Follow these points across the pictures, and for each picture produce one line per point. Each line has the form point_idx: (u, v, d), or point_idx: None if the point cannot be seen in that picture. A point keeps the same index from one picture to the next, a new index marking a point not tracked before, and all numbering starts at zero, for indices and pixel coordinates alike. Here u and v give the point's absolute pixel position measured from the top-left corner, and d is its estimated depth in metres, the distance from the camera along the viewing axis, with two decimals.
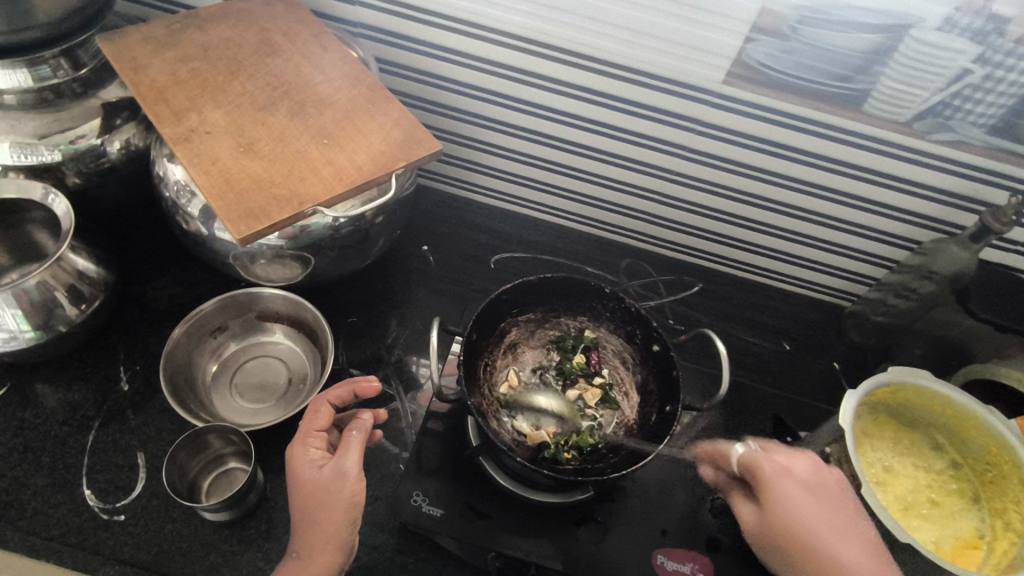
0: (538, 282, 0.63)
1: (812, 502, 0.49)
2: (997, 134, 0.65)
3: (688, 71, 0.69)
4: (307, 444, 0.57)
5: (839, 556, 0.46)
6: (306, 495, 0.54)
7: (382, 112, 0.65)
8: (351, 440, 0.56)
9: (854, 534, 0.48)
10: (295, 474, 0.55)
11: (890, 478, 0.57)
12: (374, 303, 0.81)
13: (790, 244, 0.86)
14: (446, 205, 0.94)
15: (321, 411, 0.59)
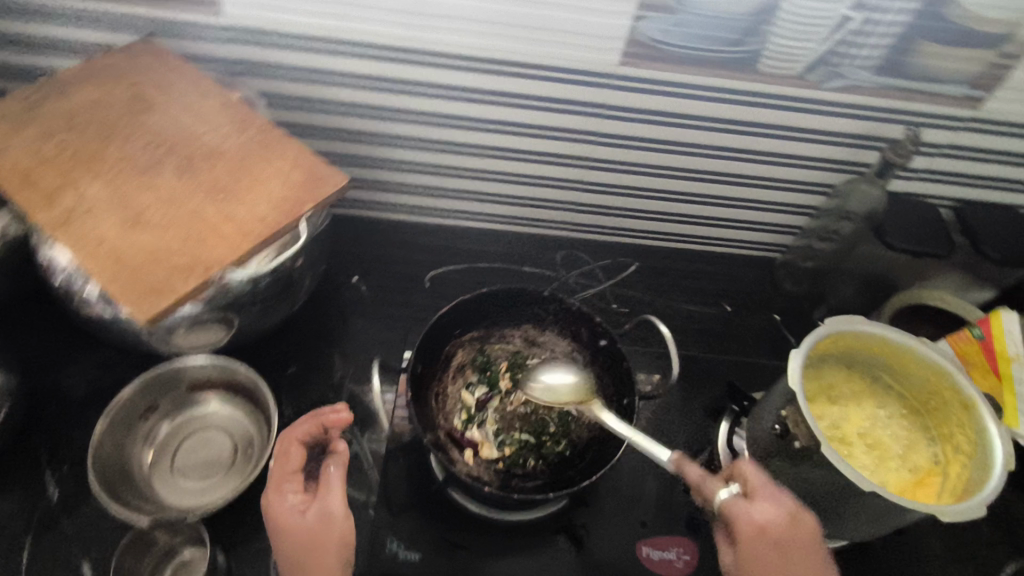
0: (475, 297, 0.61)
1: (782, 566, 0.45)
2: (884, 74, 0.68)
3: (586, 58, 0.68)
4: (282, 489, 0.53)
5: None
6: (292, 542, 0.51)
7: (278, 154, 0.61)
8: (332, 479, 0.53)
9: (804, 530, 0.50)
10: (275, 523, 0.52)
11: (841, 427, 0.58)
12: (313, 347, 0.77)
13: (715, 209, 0.88)
14: (365, 228, 0.88)
15: (294, 452, 0.55)
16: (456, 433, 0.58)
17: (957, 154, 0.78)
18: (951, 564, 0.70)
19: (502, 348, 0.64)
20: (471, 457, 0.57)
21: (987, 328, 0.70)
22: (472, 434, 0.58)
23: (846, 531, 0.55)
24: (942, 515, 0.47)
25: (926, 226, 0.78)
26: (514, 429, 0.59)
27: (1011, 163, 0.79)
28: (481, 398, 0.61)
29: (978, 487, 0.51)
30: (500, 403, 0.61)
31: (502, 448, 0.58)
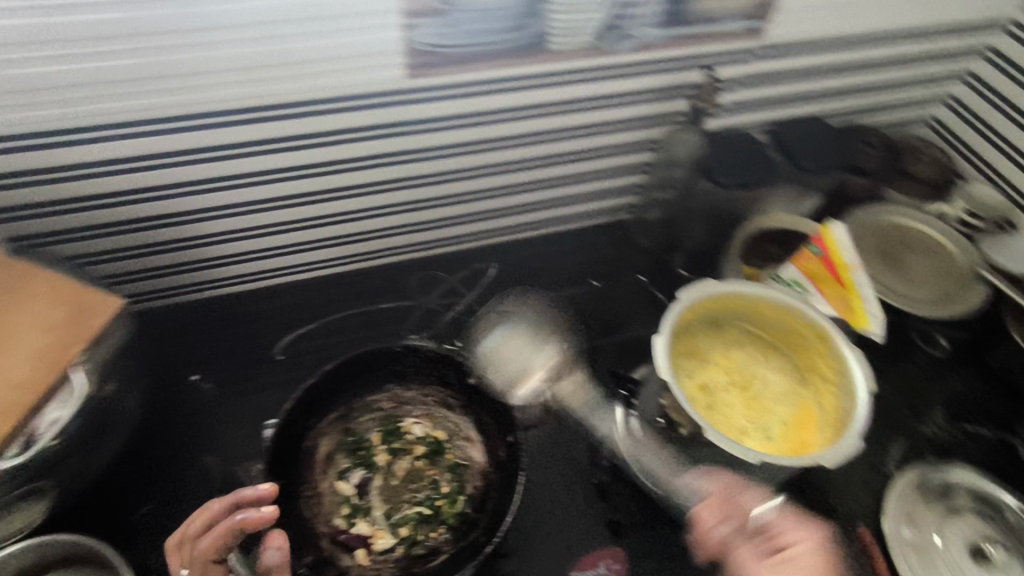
0: (320, 376, 0.55)
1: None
2: (671, 26, 0.69)
3: (372, 79, 0.63)
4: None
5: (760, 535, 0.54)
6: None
7: (27, 305, 0.55)
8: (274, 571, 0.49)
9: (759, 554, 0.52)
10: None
11: (723, 394, 0.59)
12: (165, 474, 0.65)
13: (555, 190, 0.86)
14: (183, 315, 0.76)
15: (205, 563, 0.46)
16: (342, 533, 0.52)
17: (757, 84, 0.81)
18: (850, 466, 0.74)
19: (370, 418, 0.58)
20: (365, 555, 0.52)
21: (825, 244, 0.73)
22: (359, 528, 0.53)
23: (750, 490, 0.57)
24: (826, 462, 0.48)
25: (751, 156, 0.81)
26: (406, 504, 0.55)
27: (803, 80, 0.83)
28: (360, 482, 0.55)
29: (850, 417, 0.54)
30: (384, 481, 0.55)
31: (397, 530, 0.53)
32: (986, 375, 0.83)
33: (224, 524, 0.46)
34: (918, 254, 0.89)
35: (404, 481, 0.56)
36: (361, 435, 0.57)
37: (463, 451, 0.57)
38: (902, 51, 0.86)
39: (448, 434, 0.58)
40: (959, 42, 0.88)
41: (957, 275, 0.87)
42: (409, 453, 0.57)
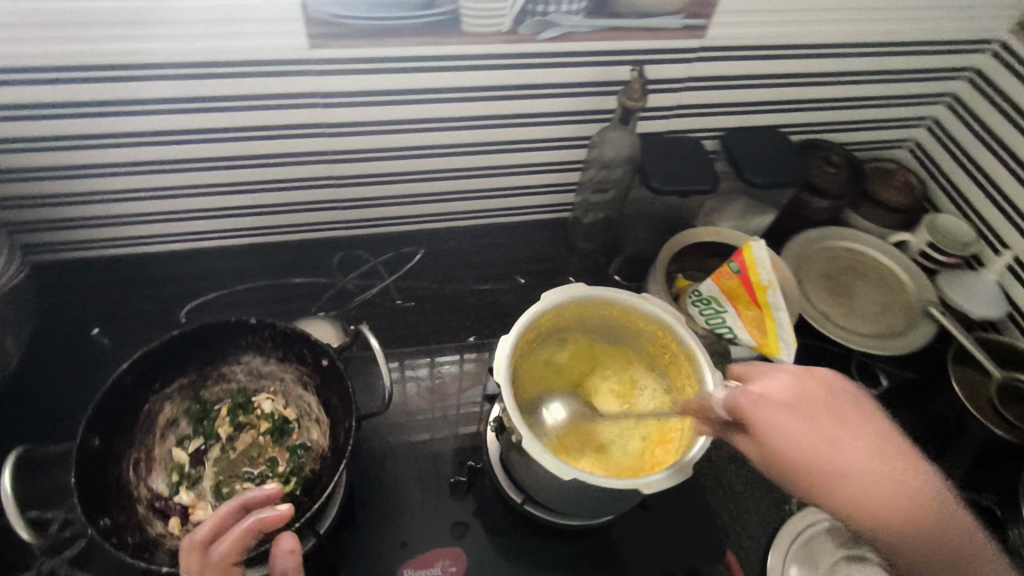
0: (164, 342, 0.54)
1: (818, 412, 0.43)
2: (597, 15, 0.63)
3: (268, 47, 0.59)
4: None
5: (835, 463, 0.40)
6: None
7: None
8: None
9: (843, 435, 0.42)
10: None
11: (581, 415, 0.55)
12: (44, 419, 0.68)
13: (486, 179, 0.82)
14: (89, 271, 0.78)
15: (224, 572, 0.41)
16: (163, 500, 0.53)
17: (701, 86, 0.75)
18: (749, 499, 0.69)
19: (222, 390, 0.60)
20: (180, 525, 0.52)
21: (743, 260, 0.67)
22: (181, 497, 0.54)
23: (591, 510, 0.54)
24: (648, 487, 0.45)
25: (690, 163, 0.77)
26: (237, 480, 0.56)
27: (753, 86, 0.78)
28: (195, 451, 0.57)
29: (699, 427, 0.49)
30: (221, 453, 0.57)
31: (220, 504, 0.54)
32: (921, 419, 0.78)
33: (244, 525, 0.42)
34: (869, 282, 0.84)
35: (242, 456, 0.57)
36: (208, 407, 0.59)
37: (308, 433, 0.59)
38: (871, 63, 0.79)
39: (297, 415, 0.60)
40: (941, 58, 0.81)
41: (908, 308, 0.81)
42: (254, 429, 0.59)
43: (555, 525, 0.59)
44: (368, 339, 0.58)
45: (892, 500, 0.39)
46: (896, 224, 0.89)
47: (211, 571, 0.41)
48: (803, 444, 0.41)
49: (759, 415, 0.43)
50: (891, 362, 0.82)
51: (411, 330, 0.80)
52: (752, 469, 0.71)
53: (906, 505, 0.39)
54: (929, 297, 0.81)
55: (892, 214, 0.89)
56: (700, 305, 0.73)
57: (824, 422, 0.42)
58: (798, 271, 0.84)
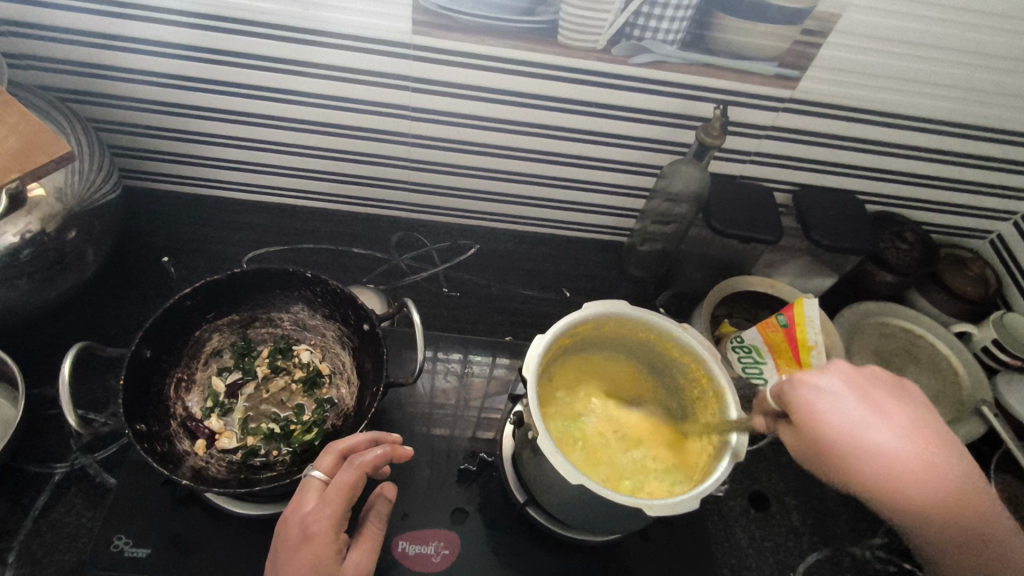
0: (226, 277, 0.58)
1: (846, 409, 0.43)
2: (690, 49, 0.64)
3: (375, 25, 0.63)
4: (328, 501, 0.47)
5: (881, 446, 0.42)
6: (314, 550, 0.45)
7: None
8: (373, 526, 0.50)
9: (894, 422, 0.43)
10: (297, 527, 0.46)
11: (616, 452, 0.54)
12: (105, 328, 0.74)
13: (552, 190, 0.84)
14: (175, 203, 0.85)
15: (358, 476, 0.48)
16: (194, 421, 0.57)
17: (782, 136, 0.75)
18: (753, 557, 0.67)
19: (267, 332, 0.64)
20: (204, 447, 0.55)
21: (792, 314, 0.64)
22: (210, 422, 0.57)
23: (584, 525, 0.55)
24: (650, 508, 0.44)
25: (755, 211, 0.76)
26: (264, 419, 0.60)
27: (836, 146, 0.77)
28: (231, 383, 0.61)
29: (723, 443, 0.50)
30: (253, 390, 0.61)
31: (244, 437, 0.57)
32: None
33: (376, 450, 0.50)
34: (921, 367, 0.81)
35: (272, 398, 0.61)
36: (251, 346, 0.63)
37: (337, 390, 0.62)
38: (970, 146, 0.76)
39: (330, 371, 0.63)
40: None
41: (957, 403, 0.78)
42: (289, 376, 0.63)
43: (548, 531, 0.60)
44: (410, 313, 0.60)
45: (938, 486, 0.41)
46: (962, 313, 0.85)
47: (350, 471, 0.48)
48: (842, 425, 0.42)
49: (803, 399, 0.44)
50: None
51: (451, 317, 0.83)
52: (761, 528, 0.69)
53: (944, 501, 0.41)
54: (982, 395, 0.77)
55: (961, 303, 0.85)
56: (739, 352, 0.71)
57: (877, 409, 0.43)
58: (847, 339, 0.82)
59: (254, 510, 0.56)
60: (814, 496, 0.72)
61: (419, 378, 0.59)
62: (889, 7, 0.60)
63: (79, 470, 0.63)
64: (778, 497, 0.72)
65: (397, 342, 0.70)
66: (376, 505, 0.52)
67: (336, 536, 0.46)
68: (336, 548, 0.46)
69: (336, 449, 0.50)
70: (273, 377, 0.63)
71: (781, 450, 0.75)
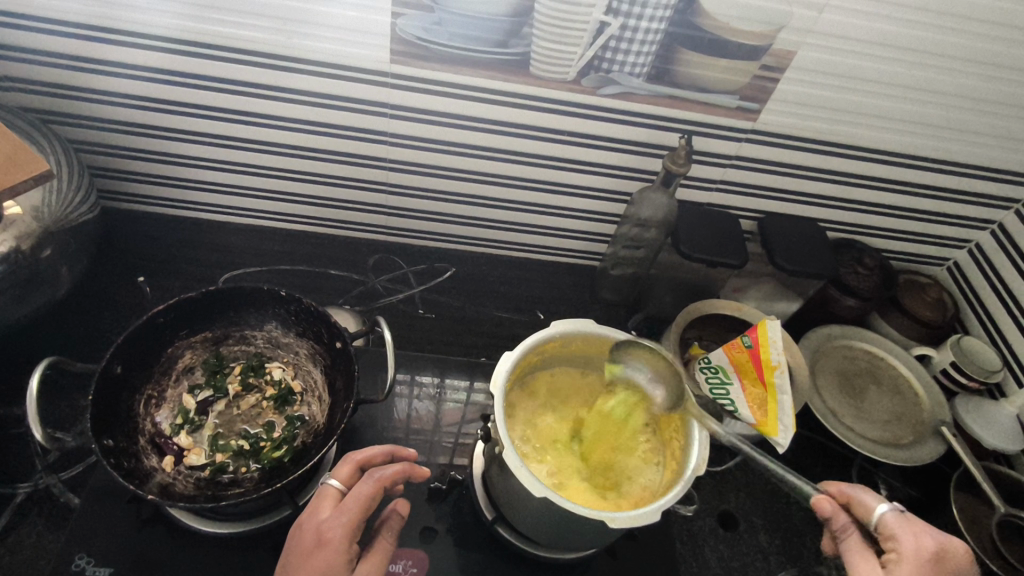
0: (200, 295, 0.59)
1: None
2: (656, 82, 0.67)
3: (355, 54, 0.65)
4: (345, 510, 0.49)
5: None
6: (326, 557, 0.47)
7: None
8: (382, 540, 0.51)
9: None
10: (313, 533, 0.48)
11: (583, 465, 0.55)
12: (75, 347, 0.74)
13: (526, 215, 0.86)
14: (152, 224, 0.86)
15: (376, 489, 0.50)
16: (163, 438, 0.57)
17: (746, 165, 0.78)
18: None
19: (239, 350, 0.65)
20: (172, 463, 0.56)
21: (756, 336, 0.68)
22: (179, 439, 0.57)
23: (552, 542, 0.56)
24: (612, 521, 0.46)
25: (721, 237, 0.79)
26: (234, 435, 0.60)
27: (797, 176, 0.80)
28: (202, 401, 0.61)
29: (685, 462, 0.52)
30: (224, 407, 0.61)
31: (213, 454, 0.57)
32: None
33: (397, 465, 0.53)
34: (882, 389, 0.83)
35: (243, 414, 0.61)
36: (224, 363, 0.63)
37: (308, 408, 0.62)
38: (922, 177, 0.80)
39: (302, 388, 0.63)
40: (997, 184, 0.80)
41: (918, 424, 0.80)
42: (260, 393, 0.63)
43: (516, 549, 0.60)
44: (383, 331, 0.61)
45: None
46: (922, 337, 0.88)
47: (371, 483, 0.50)
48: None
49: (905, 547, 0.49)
50: (895, 475, 0.79)
51: (426, 338, 0.84)
52: (730, 546, 0.70)
53: None
54: (942, 416, 0.80)
55: (920, 327, 0.88)
56: (707, 372, 0.72)
57: None
58: (812, 362, 0.84)
59: (222, 529, 0.56)
60: (782, 516, 0.73)
61: (389, 396, 0.60)
62: (840, 46, 0.64)
63: (43, 490, 0.62)
64: (747, 517, 0.73)
65: (370, 362, 0.70)
66: (388, 519, 0.53)
67: (351, 545, 0.48)
68: (347, 558, 0.48)
69: (356, 463, 0.53)
70: (244, 394, 0.63)
71: (748, 471, 0.77)
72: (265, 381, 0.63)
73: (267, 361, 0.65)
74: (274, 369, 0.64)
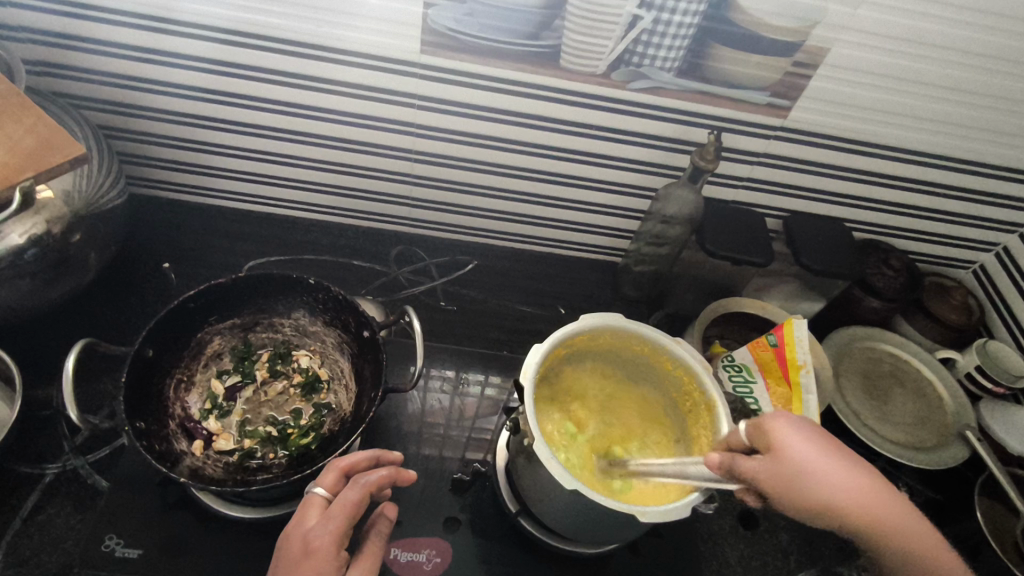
0: (231, 281, 0.59)
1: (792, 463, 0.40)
2: (686, 77, 0.67)
3: (386, 44, 0.65)
4: (331, 518, 0.47)
5: (812, 490, 0.39)
6: (314, 567, 0.45)
7: (11, 120, 0.59)
8: (372, 545, 0.51)
9: (830, 464, 0.40)
10: (298, 541, 0.46)
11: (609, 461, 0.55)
12: (100, 331, 0.74)
13: (550, 209, 0.86)
14: (177, 212, 0.86)
15: (363, 496, 0.49)
16: (192, 422, 0.57)
17: (774, 163, 0.78)
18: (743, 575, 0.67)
19: (267, 337, 0.65)
20: (201, 447, 0.56)
21: (783, 334, 0.68)
22: (208, 423, 0.58)
23: (578, 535, 0.55)
24: (643, 515, 0.45)
25: (746, 234, 0.78)
26: (262, 422, 0.60)
27: (824, 175, 0.79)
28: (231, 386, 0.61)
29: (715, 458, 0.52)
30: (252, 394, 0.62)
31: (241, 440, 0.58)
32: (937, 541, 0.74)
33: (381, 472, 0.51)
34: (907, 392, 0.82)
35: (271, 401, 0.62)
36: (252, 349, 0.64)
37: (335, 396, 0.62)
38: (952, 178, 0.79)
39: (329, 377, 0.64)
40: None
41: (942, 427, 0.79)
42: (287, 381, 0.63)
43: (540, 542, 0.60)
44: (411, 320, 0.61)
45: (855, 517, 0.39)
46: (947, 340, 0.87)
47: (356, 491, 0.48)
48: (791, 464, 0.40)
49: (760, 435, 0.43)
50: (917, 478, 0.79)
51: (447, 330, 0.84)
52: (751, 545, 0.70)
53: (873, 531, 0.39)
54: (966, 419, 0.79)
55: (945, 330, 0.87)
56: (730, 370, 0.70)
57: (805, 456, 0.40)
58: (835, 362, 0.84)
59: (250, 514, 0.56)
60: None
61: (416, 386, 0.60)
62: (875, 43, 0.63)
63: (72, 471, 0.63)
64: (769, 516, 0.72)
65: (394, 352, 0.71)
66: (376, 523, 0.53)
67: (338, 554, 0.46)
68: (338, 564, 0.46)
69: (337, 468, 0.51)
70: (271, 381, 0.63)
71: None
72: (292, 369, 0.63)
73: (294, 350, 0.65)
74: (301, 357, 0.64)
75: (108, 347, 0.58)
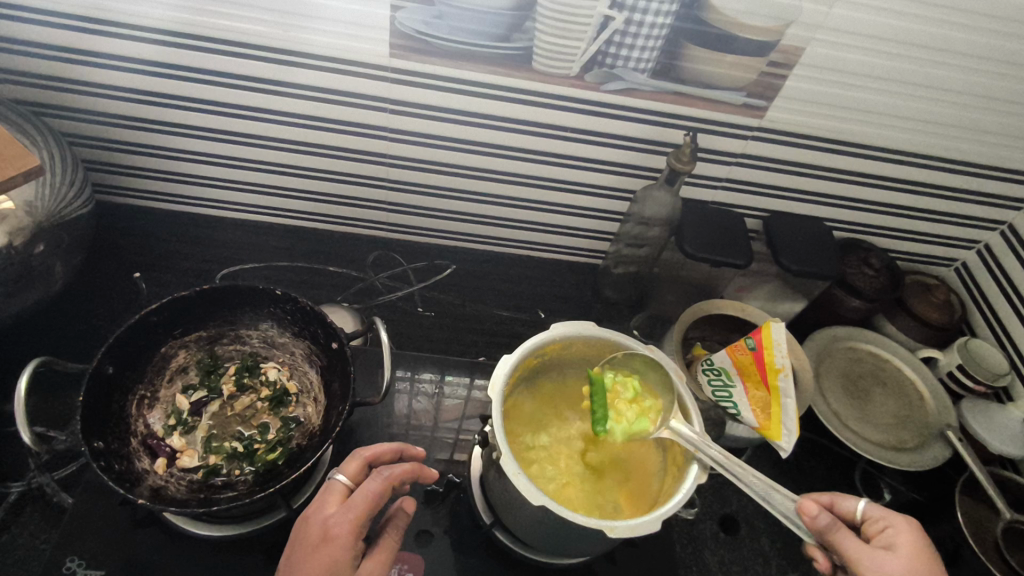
0: (194, 295, 0.58)
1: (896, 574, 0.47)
2: (660, 78, 0.65)
3: (353, 48, 0.64)
4: (353, 506, 0.48)
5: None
6: (330, 553, 0.45)
7: None
8: (389, 538, 0.51)
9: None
10: (317, 527, 0.47)
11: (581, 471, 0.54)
12: (68, 345, 0.73)
13: (528, 212, 0.85)
14: (148, 219, 0.85)
15: (384, 486, 0.49)
16: (155, 439, 0.56)
17: (752, 164, 0.77)
18: None
19: (234, 350, 0.64)
20: (164, 466, 0.55)
21: (760, 338, 0.65)
22: (172, 440, 0.57)
23: (550, 547, 0.55)
24: (612, 530, 0.45)
25: (724, 235, 0.77)
26: (228, 437, 0.59)
27: (803, 175, 0.79)
28: (196, 402, 0.61)
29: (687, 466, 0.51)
30: (218, 408, 0.61)
31: (206, 456, 0.57)
32: None
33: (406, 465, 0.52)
34: (887, 393, 0.82)
35: (236, 415, 0.61)
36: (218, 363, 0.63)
37: (303, 409, 0.62)
38: (932, 176, 0.78)
39: (297, 390, 0.63)
40: (1009, 185, 0.78)
41: (923, 427, 0.79)
42: (254, 394, 0.63)
43: (514, 553, 0.60)
44: (380, 330, 0.60)
45: None
46: (929, 339, 0.87)
47: (379, 480, 0.49)
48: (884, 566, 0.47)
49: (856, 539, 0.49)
50: (899, 480, 0.79)
51: (424, 337, 0.83)
52: (730, 551, 0.69)
53: None
54: (947, 420, 0.78)
55: (926, 329, 0.86)
56: (710, 374, 0.72)
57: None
58: (816, 363, 0.83)
59: (215, 531, 0.55)
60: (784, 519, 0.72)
61: (384, 398, 0.58)
62: (851, 42, 0.62)
63: (36, 489, 0.61)
64: (749, 520, 0.72)
65: (366, 361, 0.70)
66: (395, 517, 0.52)
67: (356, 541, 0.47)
68: (352, 554, 0.46)
69: (365, 458, 0.52)
70: (237, 395, 0.62)
71: None
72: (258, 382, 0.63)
73: (261, 363, 0.64)
74: (268, 370, 0.64)
75: (67, 364, 0.56)
